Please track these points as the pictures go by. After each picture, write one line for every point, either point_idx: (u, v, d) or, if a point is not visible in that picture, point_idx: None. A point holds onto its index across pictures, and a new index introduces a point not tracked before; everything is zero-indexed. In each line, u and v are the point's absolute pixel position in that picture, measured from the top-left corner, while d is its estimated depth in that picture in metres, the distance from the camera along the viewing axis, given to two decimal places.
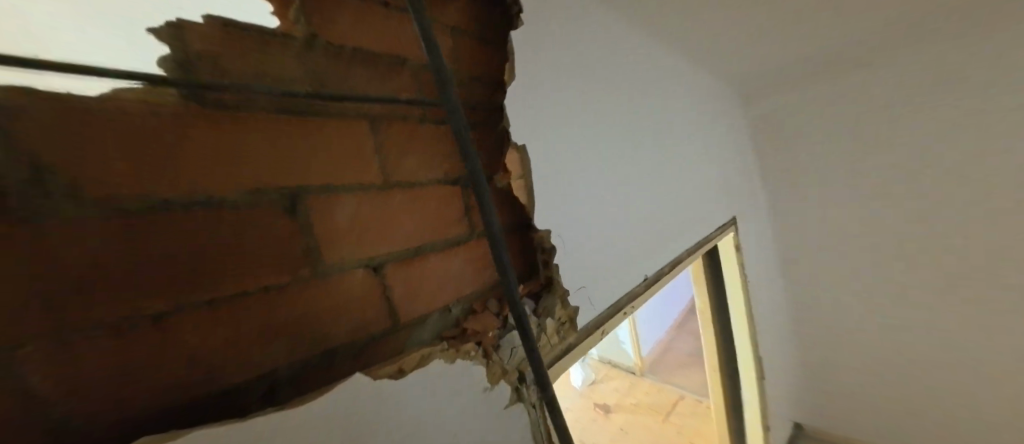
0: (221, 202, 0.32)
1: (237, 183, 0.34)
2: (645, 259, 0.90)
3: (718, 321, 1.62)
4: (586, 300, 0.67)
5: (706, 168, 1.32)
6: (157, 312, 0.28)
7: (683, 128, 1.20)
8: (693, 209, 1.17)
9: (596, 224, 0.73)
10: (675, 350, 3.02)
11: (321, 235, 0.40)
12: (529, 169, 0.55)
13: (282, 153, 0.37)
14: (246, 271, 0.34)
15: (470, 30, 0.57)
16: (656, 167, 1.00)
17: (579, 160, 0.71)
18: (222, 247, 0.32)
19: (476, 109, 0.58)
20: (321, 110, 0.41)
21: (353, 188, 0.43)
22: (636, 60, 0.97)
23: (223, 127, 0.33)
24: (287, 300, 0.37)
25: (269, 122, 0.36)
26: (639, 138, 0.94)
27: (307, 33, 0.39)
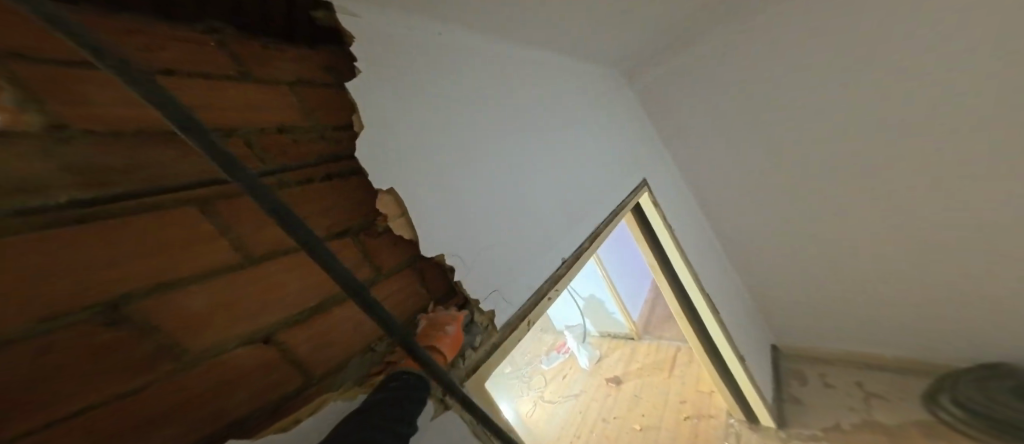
0: (32, 330, 0.30)
1: (47, 306, 0.31)
2: (560, 243, 0.93)
3: (671, 277, 1.70)
4: (501, 301, 0.72)
5: (614, 145, 1.37)
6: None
7: (580, 109, 1.21)
8: (604, 184, 1.21)
9: (501, 227, 0.75)
10: (661, 305, 3.16)
11: (174, 328, 0.41)
12: (406, 205, 0.58)
13: (92, 263, 0.35)
14: (101, 380, 0.34)
15: (317, 80, 0.60)
16: (554, 152, 1.00)
17: (459, 172, 0.69)
18: (51, 373, 0.31)
19: (338, 160, 0.61)
20: (123, 206, 0.39)
21: (207, 274, 0.45)
22: (507, 59, 0.95)
23: (39, 245, 0.31)
24: (144, 399, 0.38)
25: (67, 233, 0.33)
26: (529, 129, 0.93)
27: (49, 122, 0.35)
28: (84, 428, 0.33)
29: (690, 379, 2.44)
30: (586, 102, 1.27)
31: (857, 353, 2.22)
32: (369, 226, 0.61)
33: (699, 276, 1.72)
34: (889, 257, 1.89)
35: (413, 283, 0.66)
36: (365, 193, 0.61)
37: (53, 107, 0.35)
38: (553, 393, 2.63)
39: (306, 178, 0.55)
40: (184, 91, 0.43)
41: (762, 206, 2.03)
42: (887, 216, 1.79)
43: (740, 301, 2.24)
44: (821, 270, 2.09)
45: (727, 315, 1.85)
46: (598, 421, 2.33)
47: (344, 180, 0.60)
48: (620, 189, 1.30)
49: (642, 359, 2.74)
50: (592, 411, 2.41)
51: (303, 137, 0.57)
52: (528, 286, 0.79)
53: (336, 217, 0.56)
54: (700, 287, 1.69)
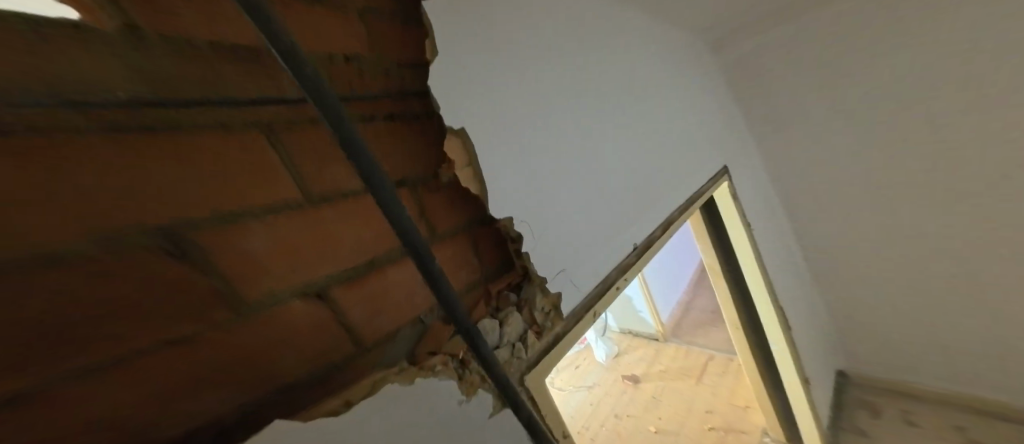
0: (76, 253, 0.26)
1: (91, 226, 0.27)
2: (633, 226, 0.82)
3: (732, 276, 1.52)
4: (568, 284, 0.63)
5: (692, 124, 1.19)
6: (29, 390, 0.24)
7: (659, 77, 1.06)
8: (680, 166, 1.06)
9: (573, 198, 0.67)
10: (696, 310, 2.94)
11: (231, 269, 0.36)
12: (474, 157, 0.51)
13: (143, 183, 0.31)
14: (139, 329, 0.30)
15: (386, 8, 0.50)
16: (632, 123, 0.88)
17: (531, 129, 0.62)
18: (97, 304, 0.27)
19: (408, 99, 0.53)
20: (183, 123, 0.34)
21: (268, 211, 0.40)
22: (589, 8, 0.82)
23: (56, 157, 0.26)
24: (203, 347, 0.34)
25: (114, 145, 0.29)
26: (605, 92, 0.81)
27: (122, 23, 0.30)
28: (136, 374, 0.29)
29: (724, 390, 2.23)
30: (668, 72, 1.13)
31: (942, 388, 1.95)
32: (429, 180, 0.54)
33: (772, 281, 1.50)
34: (989, 279, 1.66)
35: (466, 252, 0.57)
36: (433, 142, 0.54)
37: (130, 7, 0.31)
38: (565, 381, 2.58)
39: (372, 116, 0.48)
40: None
41: (850, 205, 1.79)
42: (1002, 234, 1.56)
43: (813, 315, 1.96)
44: (909, 288, 1.83)
45: (795, 328, 1.63)
46: (611, 417, 2.23)
47: (411, 123, 0.53)
48: (694, 174, 1.13)
49: (666, 362, 2.56)
50: (606, 406, 2.32)
51: (368, 70, 0.49)
52: (596, 272, 0.70)
53: (399, 166, 0.50)
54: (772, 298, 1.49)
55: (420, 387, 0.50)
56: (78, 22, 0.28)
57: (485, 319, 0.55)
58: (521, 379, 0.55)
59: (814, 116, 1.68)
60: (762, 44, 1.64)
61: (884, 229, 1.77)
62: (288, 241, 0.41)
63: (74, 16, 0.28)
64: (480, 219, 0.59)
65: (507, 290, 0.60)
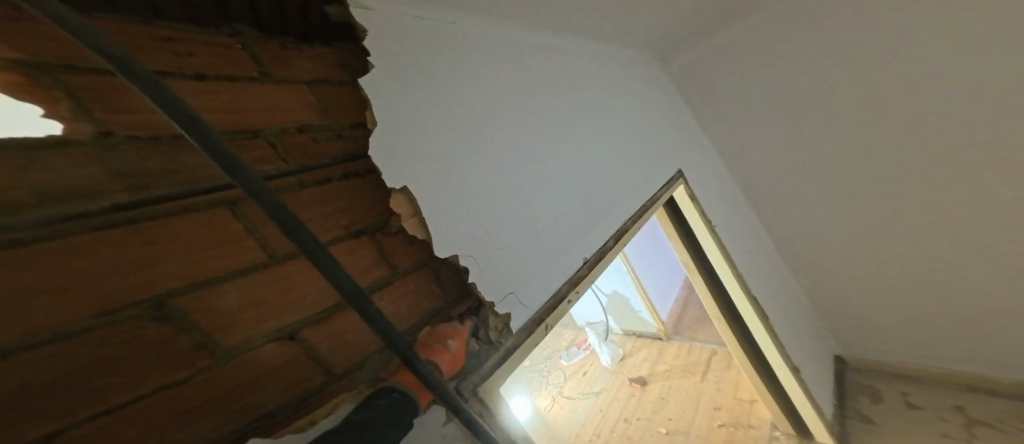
0: (75, 330, 0.33)
1: (89, 306, 0.34)
2: (583, 241, 0.87)
3: (706, 271, 1.55)
4: (518, 304, 0.68)
5: (645, 135, 1.25)
6: (53, 430, 0.31)
7: (606, 96, 1.12)
8: (632, 177, 1.11)
9: (522, 225, 0.72)
10: (694, 306, 2.97)
11: (209, 324, 0.43)
12: (417, 203, 0.56)
13: (131, 266, 0.37)
14: (134, 379, 0.36)
15: (334, 78, 0.61)
16: (576, 143, 0.93)
17: (474, 167, 0.66)
18: (98, 368, 0.34)
19: (358, 156, 0.61)
20: (158, 213, 0.41)
21: (237, 272, 0.47)
22: (526, 44, 0.88)
23: (62, 253, 0.33)
24: (189, 389, 0.41)
25: (106, 239, 0.36)
26: (548, 119, 0.86)
27: (97, 130, 0.39)
28: (136, 418, 0.36)
29: (727, 386, 2.24)
30: (615, 87, 1.19)
31: (944, 367, 1.92)
32: (385, 225, 0.61)
33: (742, 274, 1.53)
34: (978, 255, 1.64)
35: (426, 284, 0.65)
36: (381, 191, 0.62)
37: (101, 116, 0.39)
38: (572, 389, 2.56)
39: (323, 178, 0.55)
40: (205, 100, 0.44)
41: (828, 192, 1.80)
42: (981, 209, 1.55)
43: (795, 304, 2.00)
44: (898, 270, 1.83)
45: (777, 318, 1.65)
46: (621, 421, 2.24)
47: (363, 179, 0.61)
48: (648, 183, 1.19)
49: (671, 360, 2.57)
50: (614, 411, 2.32)
51: (320, 136, 0.57)
52: (545, 289, 0.75)
53: (352, 218, 0.57)
54: (746, 292, 1.52)
55: None
56: (59, 131, 0.36)
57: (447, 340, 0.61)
58: (474, 391, 0.59)
59: (779, 111, 1.68)
60: (711, 48, 1.66)
61: (863, 214, 1.77)
62: (257, 295, 0.48)
63: (59, 127, 0.36)
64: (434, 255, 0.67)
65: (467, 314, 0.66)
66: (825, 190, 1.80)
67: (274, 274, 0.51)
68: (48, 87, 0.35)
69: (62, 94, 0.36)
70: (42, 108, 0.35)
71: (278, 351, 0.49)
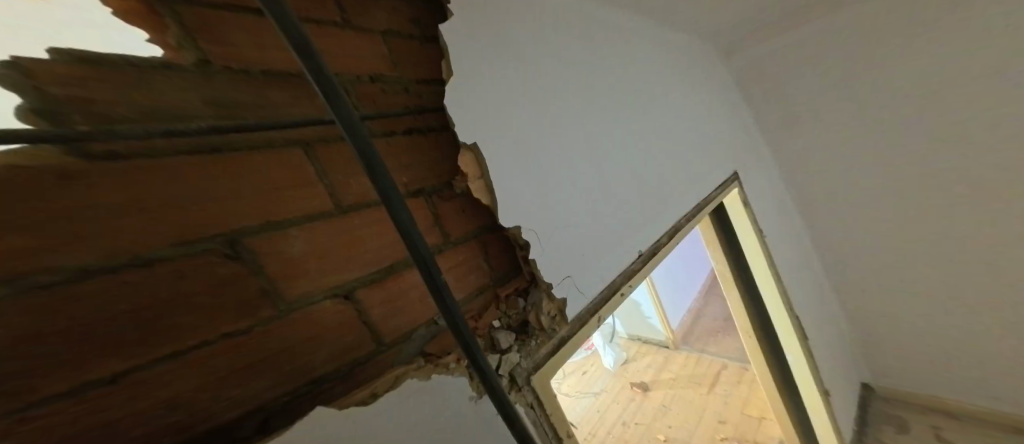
0: (151, 259, 0.33)
1: (165, 237, 0.35)
2: (637, 234, 0.84)
3: (742, 280, 1.49)
4: (572, 288, 0.65)
5: (694, 135, 1.20)
6: (116, 372, 0.31)
7: (659, 92, 1.08)
8: (680, 178, 1.07)
9: (580, 205, 0.71)
10: (707, 318, 2.89)
11: (277, 273, 0.42)
12: (485, 164, 0.56)
13: (213, 199, 0.38)
14: (201, 323, 0.36)
15: (408, 31, 0.57)
16: (630, 136, 0.90)
17: (540, 138, 0.66)
18: (166, 304, 0.34)
19: (425, 114, 0.58)
20: (240, 145, 0.40)
21: (305, 219, 0.45)
22: (590, 33, 0.86)
23: (144, 178, 0.34)
24: (250, 341, 0.39)
25: (194, 168, 0.37)
26: (606, 111, 0.84)
27: (197, 58, 0.39)
28: (201, 363, 0.36)
29: (735, 401, 2.18)
30: (674, 83, 1.16)
31: (978, 405, 1.85)
32: (445, 189, 0.58)
33: (784, 287, 1.47)
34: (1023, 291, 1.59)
35: (476, 258, 0.61)
36: (446, 152, 0.59)
37: (202, 44, 0.39)
38: (571, 387, 2.61)
39: (390, 130, 0.53)
40: None
41: (874, 211, 1.75)
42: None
43: (831, 328, 1.88)
44: (935, 298, 1.78)
45: (812, 337, 1.58)
46: (619, 424, 2.22)
47: (426, 137, 0.57)
48: (696, 184, 1.14)
49: (676, 369, 2.54)
50: (613, 413, 2.31)
51: (391, 88, 0.55)
52: (602, 278, 0.72)
53: (415, 177, 0.54)
54: (790, 311, 1.46)
55: (435, 384, 0.53)
56: (161, 58, 0.36)
57: (493, 323, 0.59)
58: (527, 379, 0.57)
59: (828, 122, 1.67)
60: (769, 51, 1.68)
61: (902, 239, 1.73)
62: (319, 246, 0.46)
63: (159, 53, 0.36)
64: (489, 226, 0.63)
65: (517, 294, 0.63)
66: (863, 211, 1.78)
67: (336, 227, 0.48)
68: (157, 11, 0.36)
69: (170, 21, 0.37)
70: (149, 34, 0.35)
71: (334, 310, 0.47)
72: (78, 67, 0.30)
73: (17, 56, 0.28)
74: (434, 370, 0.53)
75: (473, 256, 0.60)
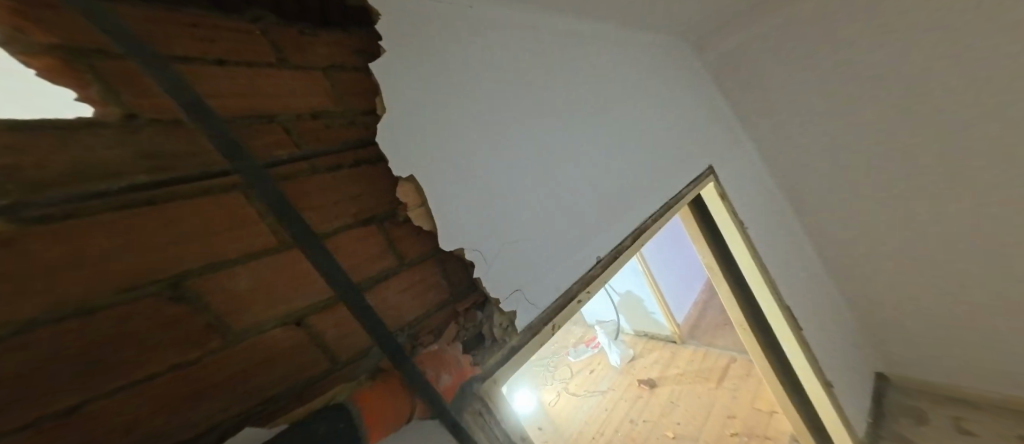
0: (97, 306, 0.35)
1: (108, 283, 0.36)
2: (597, 239, 0.88)
3: (729, 267, 1.46)
4: (523, 300, 0.70)
5: (666, 137, 1.19)
6: (72, 405, 0.33)
7: (623, 98, 1.08)
8: (649, 181, 1.07)
9: (530, 216, 0.75)
10: (713, 311, 2.84)
11: (223, 307, 0.45)
12: (425, 193, 0.60)
13: (154, 246, 0.40)
14: (150, 356, 0.39)
15: (349, 64, 0.60)
16: (589, 146, 0.92)
17: (484, 157, 0.71)
18: (115, 344, 0.36)
19: (370, 143, 0.60)
20: (177, 194, 0.43)
21: (249, 256, 0.49)
22: (541, 52, 0.89)
23: (76, 233, 0.34)
24: (200, 371, 0.42)
25: (131, 219, 0.39)
26: (560, 124, 0.87)
27: (125, 112, 0.39)
28: (151, 395, 0.39)
29: (744, 395, 2.14)
30: (639, 81, 1.16)
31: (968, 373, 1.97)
32: (393, 216, 0.60)
33: (772, 275, 1.44)
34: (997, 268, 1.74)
35: (431, 275, 0.64)
36: (388, 184, 0.60)
37: (128, 98, 0.40)
38: (578, 386, 2.61)
39: (337, 165, 0.56)
40: (234, 86, 0.46)
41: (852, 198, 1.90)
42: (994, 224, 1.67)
43: (835, 318, 1.83)
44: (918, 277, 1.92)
45: (811, 330, 1.53)
46: (626, 422, 2.21)
47: (373, 167, 0.59)
48: (667, 187, 1.14)
49: (684, 365, 2.48)
50: (620, 411, 2.30)
51: (334, 122, 0.57)
52: (556, 287, 0.76)
53: (362, 206, 0.57)
54: (779, 302, 1.43)
55: None
56: (89, 114, 0.38)
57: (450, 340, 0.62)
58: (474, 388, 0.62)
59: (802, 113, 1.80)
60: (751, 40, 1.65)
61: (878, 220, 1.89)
62: (268, 280, 0.50)
63: (89, 112, 0.37)
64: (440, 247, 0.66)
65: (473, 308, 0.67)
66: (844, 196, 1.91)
67: (281, 260, 0.51)
68: (81, 69, 0.36)
69: (94, 77, 0.37)
70: (76, 92, 0.37)
71: (282, 336, 0.50)
72: (5, 134, 0.30)
73: None
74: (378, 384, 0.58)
75: (425, 274, 0.63)
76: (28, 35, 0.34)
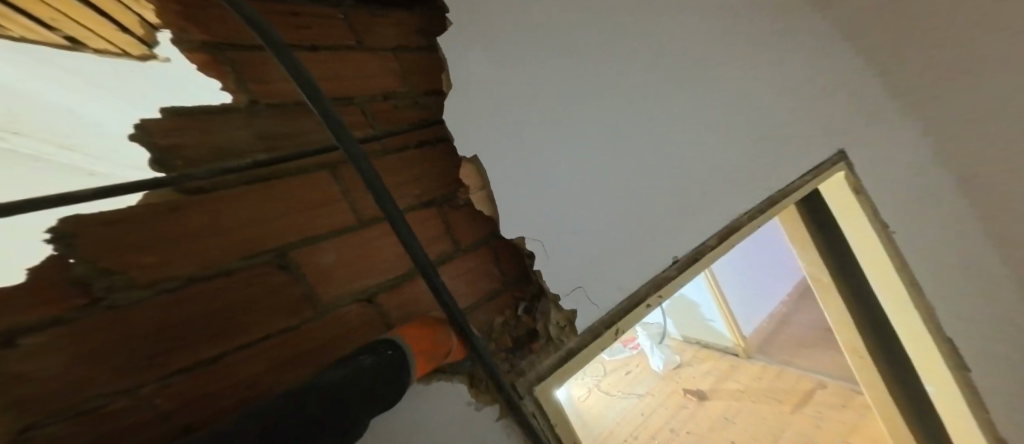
0: (229, 268, 0.42)
1: (234, 251, 0.43)
2: (674, 237, 0.78)
3: (851, 288, 1.33)
4: (586, 300, 0.63)
5: (754, 135, 1.00)
6: (210, 356, 0.40)
7: (707, 89, 0.93)
8: (731, 184, 0.92)
9: (597, 205, 0.68)
10: (794, 326, 2.48)
11: (314, 281, 0.48)
12: (486, 175, 0.58)
13: (265, 221, 0.45)
14: (261, 320, 0.43)
15: (413, 44, 0.59)
16: (665, 140, 0.81)
17: (554, 138, 0.65)
18: (240, 305, 0.42)
19: (432, 124, 0.60)
20: (281, 173, 0.48)
21: (331, 234, 0.51)
22: (618, 28, 0.77)
23: (211, 204, 0.42)
24: (297, 337, 0.46)
25: (249, 196, 0.45)
26: (637, 113, 0.77)
27: (249, 99, 0.48)
28: (264, 354, 0.43)
29: (831, 426, 1.83)
30: (740, 58, 1.01)
31: None
32: (451, 199, 0.60)
33: (926, 296, 1.21)
34: None
35: (486, 265, 0.62)
36: (450, 161, 0.60)
37: (251, 86, 0.48)
38: (611, 385, 2.47)
39: (402, 146, 0.56)
40: (321, 68, 0.48)
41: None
42: None
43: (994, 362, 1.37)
44: None
45: (942, 366, 1.22)
46: (666, 430, 2.08)
47: (435, 148, 0.60)
48: (751, 193, 0.96)
49: (748, 381, 2.26)
50: (659, 418, 2.18)
51: (402, 104, 0.58)
52: (623, 288, 0.68)
53: (425, 189, 0.57)
54: (928, 321, 1.21)
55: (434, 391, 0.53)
56: (230, 102, 0.46)
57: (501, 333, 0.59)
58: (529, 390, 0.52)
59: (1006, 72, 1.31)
60: None
61: None
62: (345, 257, 0.52)
63: (228, 99, 0.46)
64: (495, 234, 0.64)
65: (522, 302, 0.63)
66: None
67: (352, 241, 0.53)
68: (219, 61, 0.46)
69: (228, 68, 0.47)
70: (219, 82, 0.45)
71: (356, 314, 0.52)
72: (175, 122, 0.41)
73: (139, 118, 0.38)
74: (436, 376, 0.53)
75: (478, 265, 0.61)
76: (187, 34, 0.43)
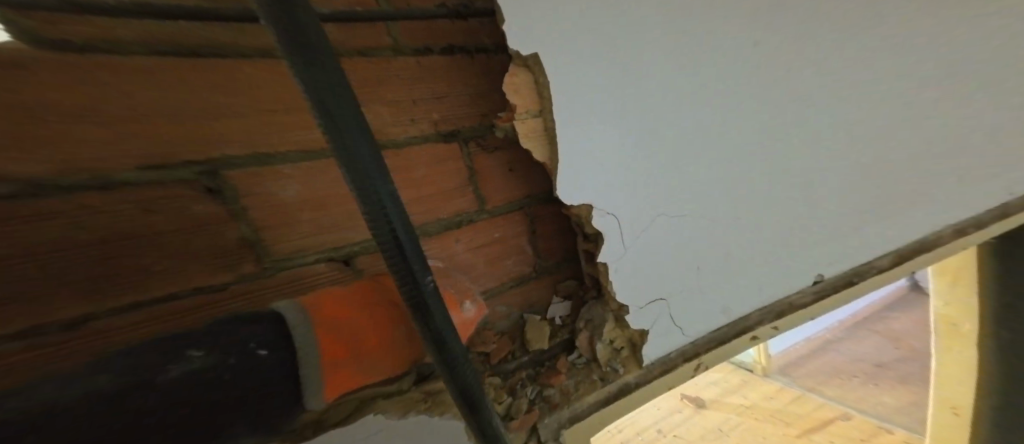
0: (120, 181, 0.24)
1: (132, 153, 0.25)
2: (814, 253, 0.54)
3: (995, 338, 0.97)
4: (668, 318, 0.44)
5: (954, 114, 0.63)
6: (74, 320, 0.23)
7: (923, 27, 0.56)
8: (898, 192, 0.60)
9: (721, 187, 0.45)
10: (836, 354, 2.12)
11: (264, 219, 0.31)
12: (549, 96, 0.35)
13: (189, 111, 0.26)
14: (172, 271, 0.27)
15: None
16: (852, 105, 0.53)
17: (698, 71, 0.41)
18: (135, 246, 0.25)
19: (467, 18, 0.39)
20: (224, 44, 0.28)
21: (297, 155, 0.32)
22: None
23: (89, 65, 0.23)
24: (228, 304, 0.29)
25: (164, 64, 0.25)
26: (812, 61, 0.48)
27: None
28: (173, 322, 0.27)
29: None
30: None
31: None
32: (481, 135, 0.41)
33: None
34: None
35: (519, 239, 0.44)
36: (488, 80, 0.41)
37: None
38: None
39: (425, 47, 0.37)
40: None
41: None
42: None
43: None
44: None
45: None
46: (652, 430, 1.75)
47: (470, 59, 0.40)
48: (915, 210, 0.63)
49: (755, 398, 1.95)
50: (648, 418, 1.83)
51: None
52: (722, 310, 0.47)
53: (443, 116, 0.38)
54: None
55: (415, 428, 0.35)
56: None
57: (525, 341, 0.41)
58: (556, 434, 0.38)
59: None
60: None
61: None
62: (321, 195, 0.34)
63: None
64: (539, 197, 0.45)
65: (561, 299, 0.46)
66: None
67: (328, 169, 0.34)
68: None
69: None
70: None
71: (326, 283, 0.34)
72: None
73: None
74: (421, 407, 0.35)
75: (508, 237, 0.43)
76: None
